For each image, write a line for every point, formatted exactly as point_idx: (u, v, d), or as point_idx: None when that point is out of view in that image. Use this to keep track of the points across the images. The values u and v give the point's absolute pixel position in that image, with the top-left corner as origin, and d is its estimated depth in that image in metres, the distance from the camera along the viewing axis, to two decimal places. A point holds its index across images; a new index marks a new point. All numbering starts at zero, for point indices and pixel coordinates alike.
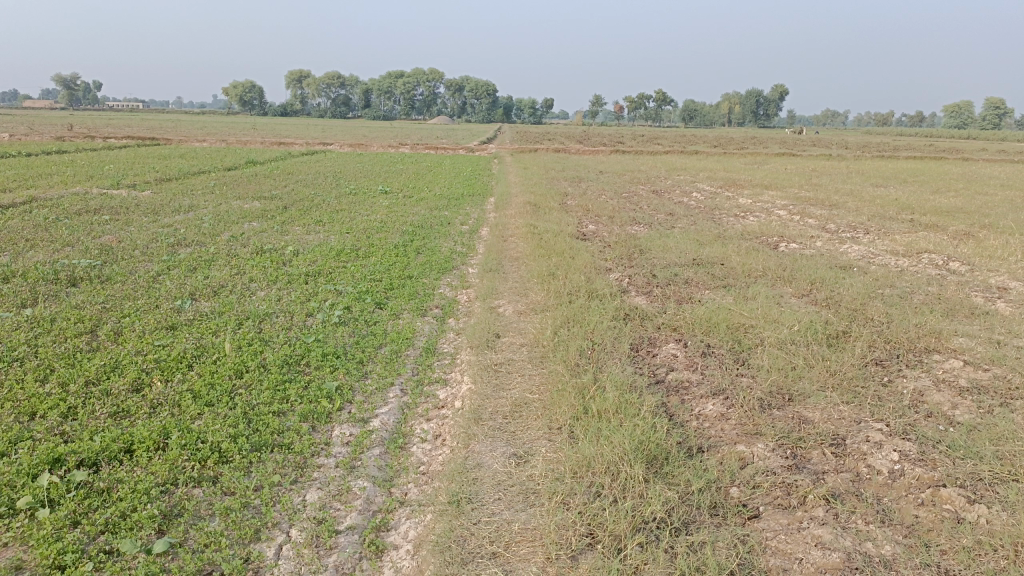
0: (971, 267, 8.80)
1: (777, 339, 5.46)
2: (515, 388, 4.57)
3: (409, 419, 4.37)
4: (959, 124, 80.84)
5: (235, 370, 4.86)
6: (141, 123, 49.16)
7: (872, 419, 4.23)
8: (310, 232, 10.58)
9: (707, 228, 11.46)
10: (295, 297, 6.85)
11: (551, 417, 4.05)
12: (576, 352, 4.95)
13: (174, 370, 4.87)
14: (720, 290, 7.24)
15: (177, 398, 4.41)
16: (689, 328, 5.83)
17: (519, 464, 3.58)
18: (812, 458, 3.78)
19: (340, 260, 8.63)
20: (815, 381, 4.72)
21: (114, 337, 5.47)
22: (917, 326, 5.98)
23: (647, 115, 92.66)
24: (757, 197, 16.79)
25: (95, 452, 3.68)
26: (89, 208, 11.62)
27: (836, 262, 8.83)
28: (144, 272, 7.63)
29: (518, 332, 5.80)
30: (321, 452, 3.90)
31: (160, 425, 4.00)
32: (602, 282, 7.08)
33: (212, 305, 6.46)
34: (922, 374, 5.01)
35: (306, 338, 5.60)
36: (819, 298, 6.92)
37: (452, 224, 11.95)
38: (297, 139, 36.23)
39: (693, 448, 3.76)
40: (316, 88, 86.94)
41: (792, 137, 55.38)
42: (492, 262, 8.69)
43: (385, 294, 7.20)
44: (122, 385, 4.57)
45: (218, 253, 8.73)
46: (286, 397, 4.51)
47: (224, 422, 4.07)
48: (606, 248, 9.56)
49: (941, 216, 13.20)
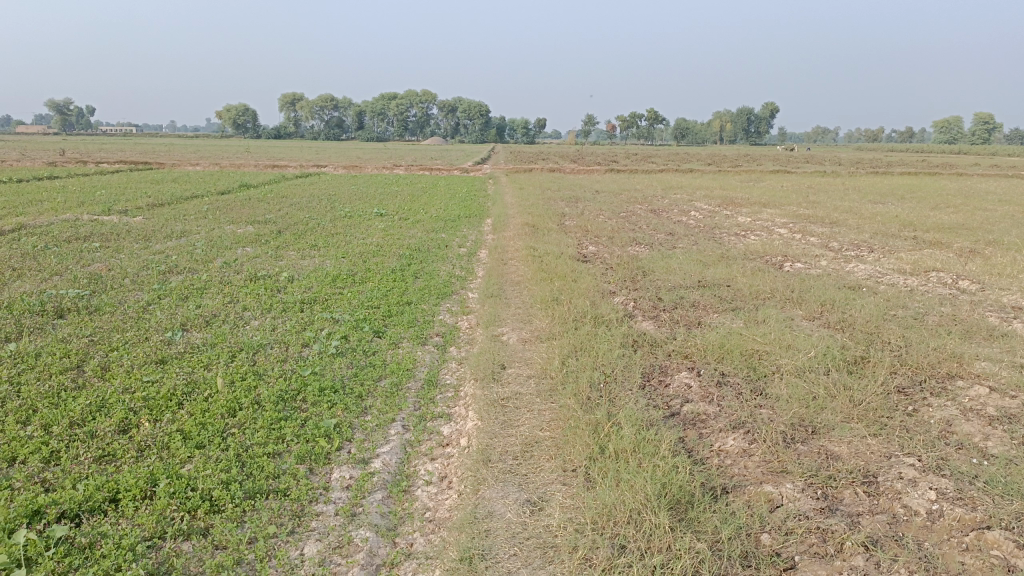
0: (981, 285, 8.61)
1: (794, 367, 5.24)
2: (524, 425, 4.33)
3: (412, 459, 4.13)
4: (948, 139, 81.44)
5: (228, 408, 4.60)
6: (134, 147, 49.10)
7: (902, 453, 4.00)
8: (305, 257, 10.36)
9: (709, 248, 11.29)
10: (291, 327, 6.61)
11: (565, 458, 3.81)
12: (586, 385, 4.72)
13: (163, 408, 4.61)
14: (729, 313, 7.03)
15: (166, 440, 4.15)
16: (701, 355, 5.60)
17: (534, 513, 3.34)
18: (844, 498, 3.55)
19: (336, 286, 8.41)
20: (838, 413, 4.49)
21: (100, 374, 5.22)
22: (937, 349, 5.76)
23: (640, 133, 93.27)
24: (755, 215, 16.65)
25: (77, 503, 3.43)
26: (79, 235, 11.39)
27: (844, 282, 8.63)
28: (134, 302, 7.39)
29: (524, 362, 5.56)
30: (319, 498, 3.65)
31: (148, 471, 3.75)
32: (607, 307, 6.87)
33: (204, 336, 6.21)
34: (948, 403, 4.78)
35: (302, 372, 5.35)
36: (831, 321, 6.72)
37: (449, 247, 11.74)
38: (290, 161, 36.03)
39: (717, 489, 3.53)
40: (309, 111, 87.19)
41: (785, 153, 55.58)
42: (493, 286, 8.46)
43: (383, 321, 6.97)
44: (107, 426, 4.31)
45: (211, 280, 8.49)
46: (282, 437, 4.26)
47: (216, 466, 3.82)
48: (608, 270, 9.36)
49: (944, 233, 13.06)
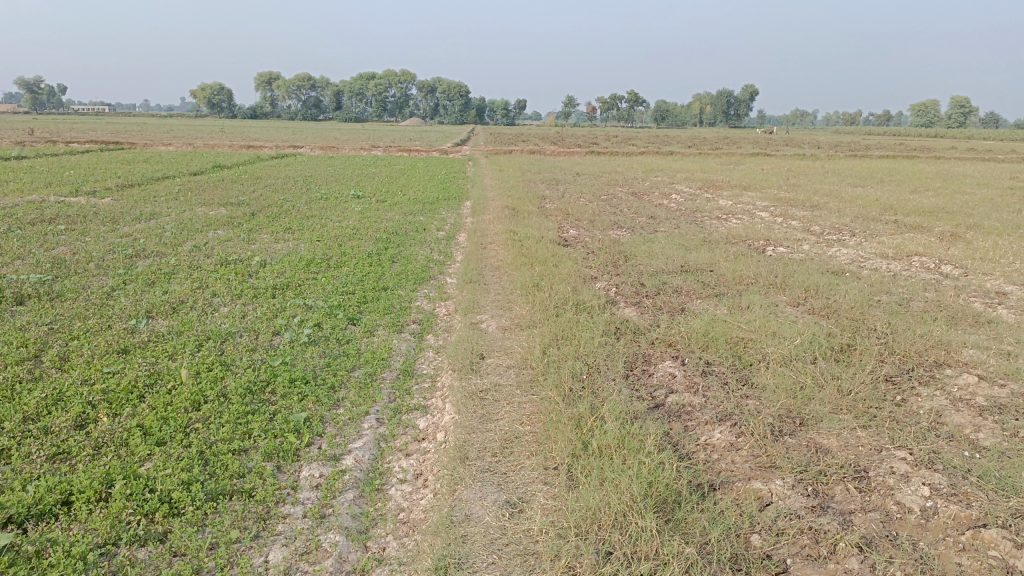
0: (964, 271, 8.54)
1: (781, 355, 5.11)
2: (503, 420, 4.15)
3: (386, 456, 3.94)
4: (925, 122, 81.95)
5: (192, 401, 4.38)
6: (103, 127, 47.99)
7: (893, 446, 3.88)
8: (278, 241, 10.07)
9: (691, 232, 11.14)
10: (261, 314, 6.37)
11: (546, 455, 3.64)
12: (569, 376, 4.55)
13: (123, 402, 4.38)
14: (713, 299, 6.89)
15: (125, 437, 3.93)
16: (685, 343, 5.45)
17: (513, 515, 3.17)
18: (835, 495, 3.41)
19: (310, 271, 8.17)
20: (826, 403, 4.36)
21: (59, 364, 4.96)
22: (924, 336, 5.65)
23: (621, 115, 92.97)
24: (736, 198, 16.53)
25: (26, 506, 3.20)
26: (44, 217, 11.02)
27: (827, 267, 8.52)
28: (99, 287, 7.11)
29: (503, 351, 5.38)
30: (286, 499, 3.45)
31: (103, 470, 3.52)
32: (589, 293, 6.70)
33: (170, 324, 5.97)
34: (938, 393, 4.66)
35: (272, 362, 5.12)
36: (816, 307, 6.60)
37: (427, 230, 11.50)
38: (264, 142, 35.42)
39: (704, 486, 3.39)
40: (286, 91, 86.03)
41: (765, 137, 55.74)
42: (472, 271, 8.25)
43: (358, 308, 6.75)
44: (63, 422, 4.07)
45: (179, 265, 8.21)
46: (249, 432, 4.05)
47: (177, 465, 3.61)
48: (590, 254, 9.18)
49: (924, 216, 13.02)
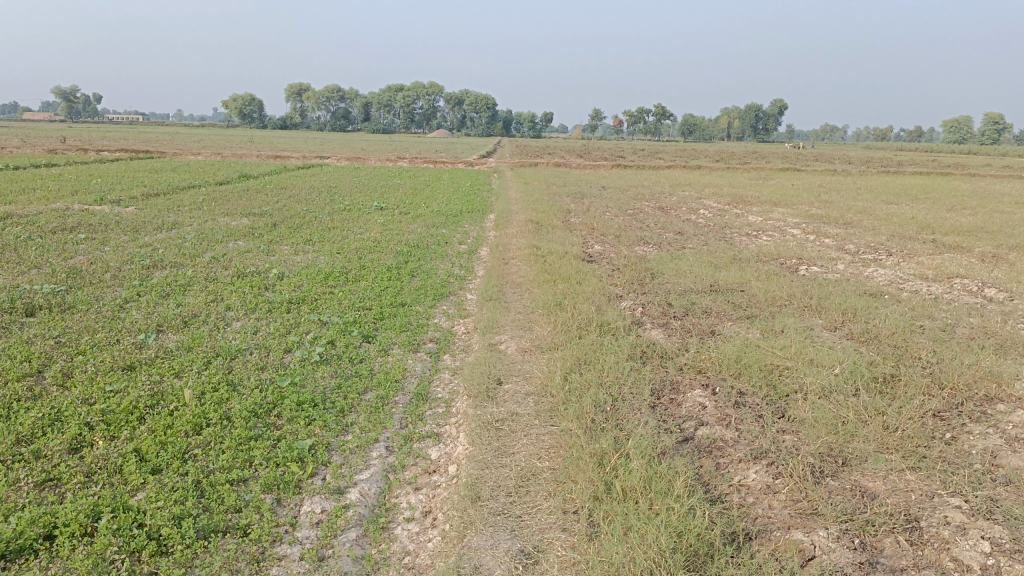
0: (1010, 295, 8.11)
1: (819, 386, 4.78)
2: (520, 453, 3.87)
3: (393, 490, 3.68)
4: (959, 139, 80.57)
5: (193, 425, 4.15)
6: (132, 136, 48.72)
7: (946, 493, 3.53)
8: (298, 253, 9.91)
9: (720, 249, 10.81)
10: (274, 330, 6.16)
11: (565, 496, 3.36)
12: (591, 407, 4.27)
13: (122, 424, 4.16)
14: (744, 322, 6.57)
15: (120, 463, 3.70)
16: (717, 370, 5.14)
17: (528, 567, 2.89)
18: (884, 549, 3.08)
19: (327, 285, 7.97)
20: (870, 442, 4.03)
21: (60, 381, 4.77)
22: (974, 366, 5.28)
23: (648, 129, 92.64)
24: (766, 215, 16.15)
25: (5, 541, 2.97)
26: (65, 225, 10.96)
27: (864, 288, 8.17)
28: (111, 299, 6.96)
29: (522, 376, 5.10)
30: (283, 538, 3.19)
31: (91, 501, 3.29)
32: (614, 313, 6.42)
33: (180, 340, 5.77)
34: (991, 431, 4.30)
35: (281, 382, 4.89)
36: (854, 332, 6.25)
37: (449, 243, 11.28)
38: (291, 152, 35.71)
39: (739, 536, 3.08)
40: (315, 102, 86.91)
41: (793, 151, 55.29)
42: (493, 288, 8.01)
43: (373, 325, 6.52)
44: (56, 445, 3.86)
45: (195, 276, 8.06)
46: (250, 460, 3.81)
47: (170, 497, 3.37)
48: (614, 272, 8.89)
49: (963, 236, 12.55)
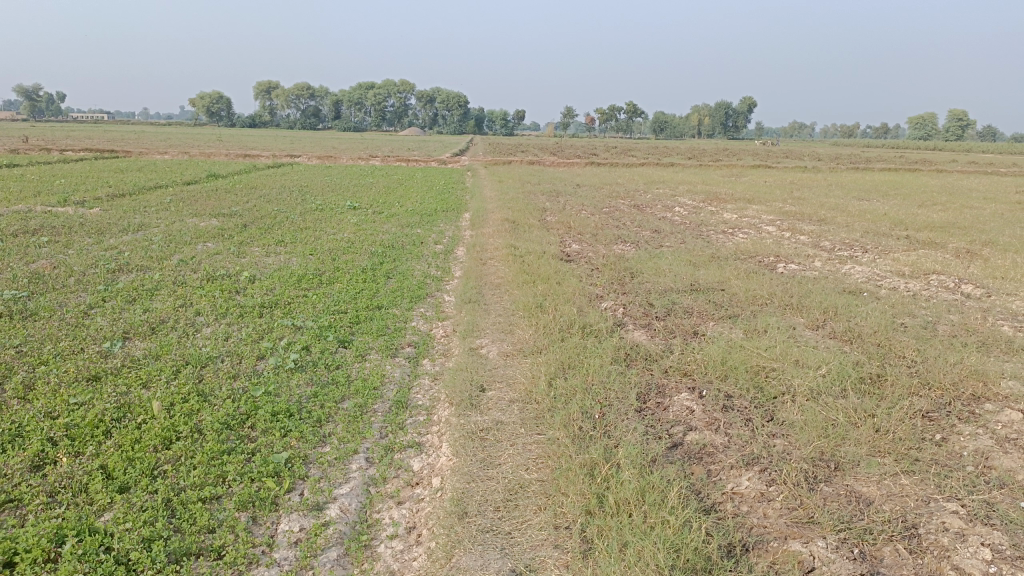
0: (986, 291, 8.13)
1: (807, 388, 4.70)
2: (507, 464, 3.74)
3: (375, 504, 3.52)
4: (924, 136, 81.86)
5: (162, 439, 3.96)
6: (97, 134, 47.71)
7: (941, 497, 3.46)
8: (269, 254, 9.67)
9: (698, 247, 10.75)
10: (246, 336, 5.95)
11: (556, 510, 3.24)
12: (578, 414, 4.15)
13: (86, 439, 3.95)
14: (726, 322, 6.49)
15: (85, 482, 3.50)
16: (702, 372, 5.05)
17: None
18: (883, 558, 3.00)
19: (300, 288, 7.76)
20: (862, 445, 3.95)
21: (22, 394, 4.53)
22: (959, 364, 5.24)
23: (620, 126, 92.99)
24: (741, 212, 16.16)
25: None
26: (27, 228, 10.60)
27: (843, 286, 8.14)
28: (76, 305, 6.69)
29: (505, 382, 4.97)
30: (260, 560, 3.03)
31: (55, 525, 3.10)
32: (596, 314, 6.30)
33: (148, 347, 5.54)
34: (981, 431, 4.25)
35: (254, 392, 4.70)
36: (837, 331, 6.19)
37: (425, 243, 11.09)
38: (262, 151, 35.15)
39: (736, 548, 2.99)
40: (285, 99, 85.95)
41: (761, 147, 55.83)
42: (472, 289, 7.86)
43: (349, 329, 6.34)
44: (17, 464, 3.64)
45: (163, 280, 7.80)
46: (223, 475, 3.63)
47: (139, 517, 3.19)
48: (593, 271, 8.79)
49: (936, 232, 12.65)
